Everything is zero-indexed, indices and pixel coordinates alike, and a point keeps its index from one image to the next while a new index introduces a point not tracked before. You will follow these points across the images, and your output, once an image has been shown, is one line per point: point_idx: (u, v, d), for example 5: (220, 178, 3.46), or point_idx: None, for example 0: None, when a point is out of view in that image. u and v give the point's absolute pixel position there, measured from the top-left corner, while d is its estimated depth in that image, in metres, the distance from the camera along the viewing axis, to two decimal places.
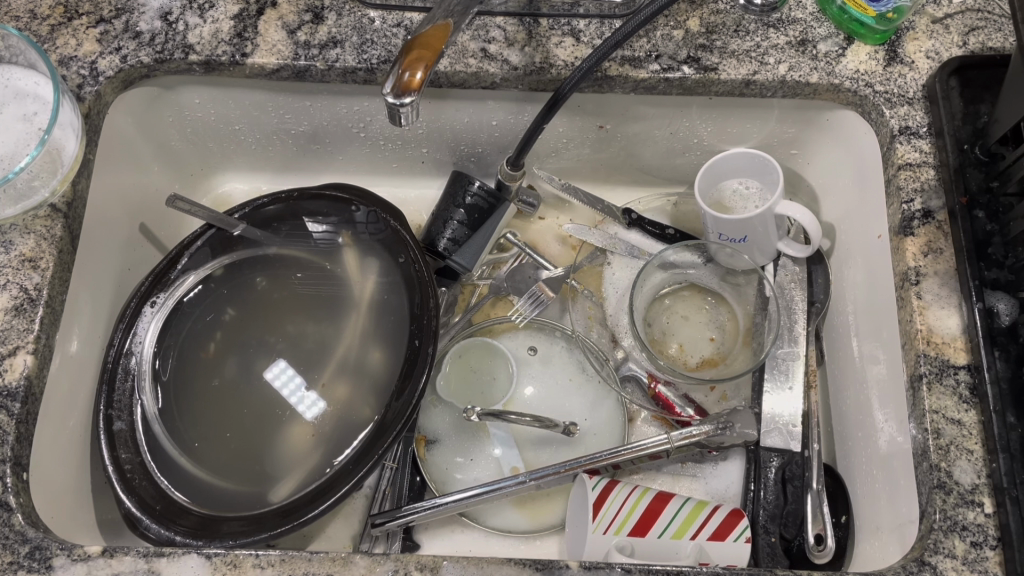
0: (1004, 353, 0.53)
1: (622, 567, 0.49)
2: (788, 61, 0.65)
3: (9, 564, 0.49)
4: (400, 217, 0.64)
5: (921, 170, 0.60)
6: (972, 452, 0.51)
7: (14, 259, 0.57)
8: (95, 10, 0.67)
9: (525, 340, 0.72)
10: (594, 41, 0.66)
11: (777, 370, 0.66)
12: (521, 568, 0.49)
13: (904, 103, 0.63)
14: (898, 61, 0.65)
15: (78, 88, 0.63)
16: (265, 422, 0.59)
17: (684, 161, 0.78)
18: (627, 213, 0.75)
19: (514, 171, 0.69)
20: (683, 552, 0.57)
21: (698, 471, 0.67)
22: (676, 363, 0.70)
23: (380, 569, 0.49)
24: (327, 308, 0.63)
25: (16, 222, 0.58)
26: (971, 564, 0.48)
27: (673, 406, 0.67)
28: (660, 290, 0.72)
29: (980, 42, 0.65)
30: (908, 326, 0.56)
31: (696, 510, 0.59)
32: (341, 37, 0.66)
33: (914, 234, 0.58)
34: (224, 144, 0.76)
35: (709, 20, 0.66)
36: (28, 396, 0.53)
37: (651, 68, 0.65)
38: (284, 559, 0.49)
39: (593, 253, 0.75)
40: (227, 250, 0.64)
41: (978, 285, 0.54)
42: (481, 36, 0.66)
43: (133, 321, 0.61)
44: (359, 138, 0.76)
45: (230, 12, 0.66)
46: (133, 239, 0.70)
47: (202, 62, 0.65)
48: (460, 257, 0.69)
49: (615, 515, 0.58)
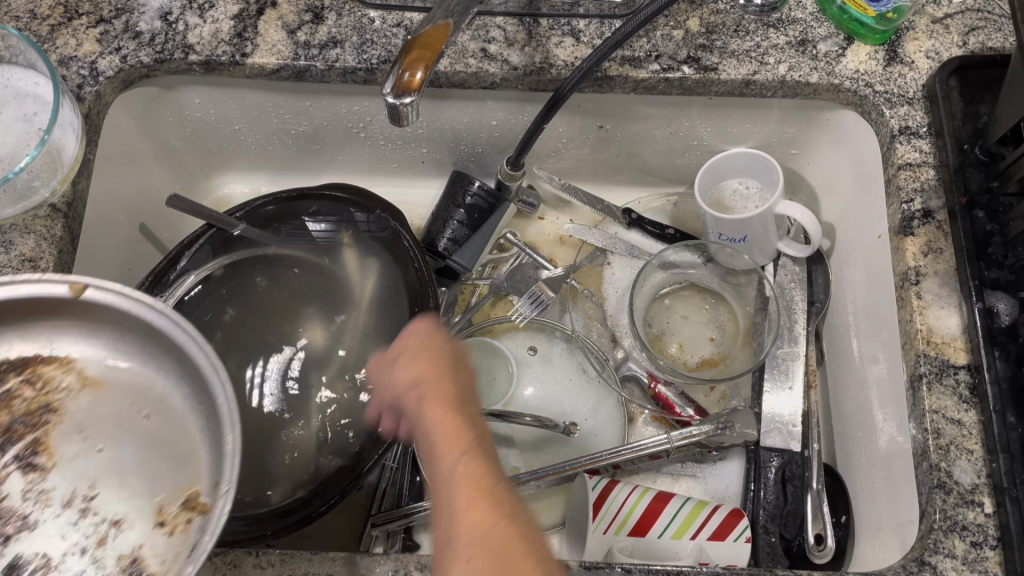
0: (1004, 354, 0.53)
1: (622, 567, 0.49)
2: (788, 61, 0.65)
3: None
4: (400, 217, 0.65)
5: (921, 170, 0.60)
6: (972, 452, 0.51)
7: (13, 259, 0.57)
8: (95, 10, 0.66)
9: (525, 340, 0.72)
10: (594, 41, 0.66)
11: (777, 370, 0.66)
12: None
13: (904, 103, 0.63)
14: (898, 61, 0.64)
15: (78, 88, 0.63)
16: (263, 423, 0.59)
17: (683, 161, 0.78)
18: (626, 213, 0.75)
19: (514, 171, 0.69)
20: (683, 552, 0.57)
21: (698, 471, 0.67)
22: (676, 363, 0.70)
23: (380, 569, 0.49)
24: (328, 308, 0.63)
25: (16, 222, 0.58)
26: (970, 564, 0.48)
27: (673, 406, 0.67)
28: (659, 290, 0.72)
29: (981, 41, 0.65)
30: (908, 326, 0.56)
31: (696, 509, 0.59)
32: (341, 37, 0.66)
33: (914, 234, 0.58)
34: (225, 145, 0.76)
35: (709, 20, 0.66)
36: None
37: (651, 68, 0.65)
38: (285, 559, 0.49)
39: (593, 253, 0.75)
40: (227, 250, 0.64)
41: (978, 285, 0.54)
42: (481, 36, 0.66)
43: None
44: (359, 138, 0.76)
45: (230, 11, 0.66)
46: (132, 238, 0.70)
47: (202, 62, 0.65)
48: (460, 257, 0.69)
49: (615, 515, 0.58)
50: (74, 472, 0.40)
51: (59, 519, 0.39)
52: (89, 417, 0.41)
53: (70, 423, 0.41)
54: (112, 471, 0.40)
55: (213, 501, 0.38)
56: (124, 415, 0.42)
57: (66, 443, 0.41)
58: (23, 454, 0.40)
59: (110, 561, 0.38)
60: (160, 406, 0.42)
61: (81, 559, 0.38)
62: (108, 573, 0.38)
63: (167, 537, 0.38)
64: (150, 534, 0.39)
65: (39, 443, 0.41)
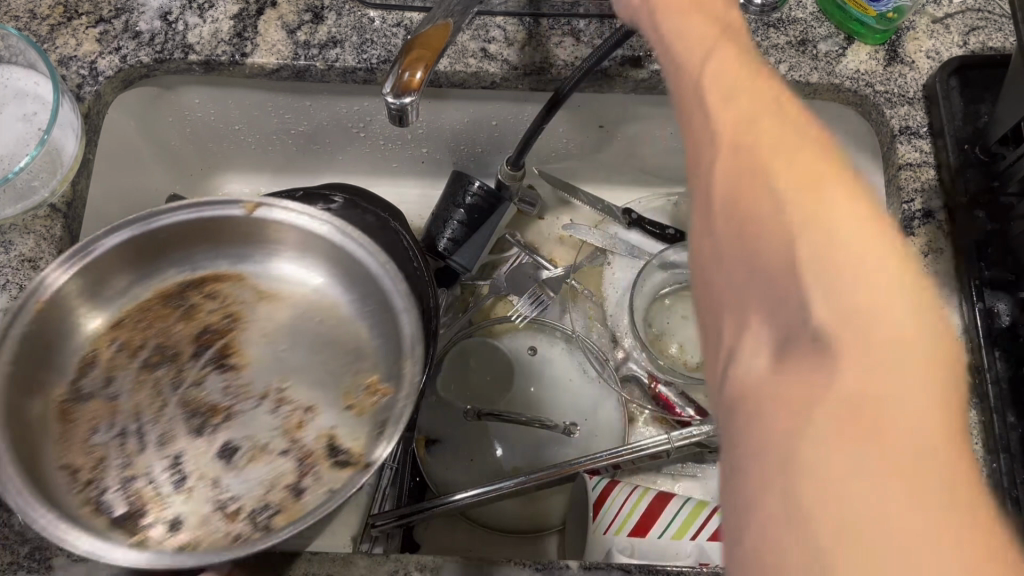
0: (1005, 353, 0.52)
1: (622, 567, 0.48)
2: (788, 61, 0.65)
3: (9, 565, 0.47)
4: (399, 216, 0.64)
5: (921, 170, 0.60)
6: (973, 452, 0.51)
7: (13, 260, 0.56)
8: (95, 10, 0.66)
9: (525, 340, 0.72)
10: (594, 41, 0.66)
11: None
12: (521, 568, 0.48)
13: (904, 103, 0.63)
14: (898, 61, 0.64)
15: (78, 87, 0.63)
16: None
17: (683, 161, 0.78)
18: (626, 213, 0.75)
19: (514, 172, 0.69)
20: (683, 552, 0.57)
21: (698, 471, 0.68)
22: (676, 363, 0.70)
23: (381, 569, 0.48)
24: None
25: (16, 223, 0.57)
26: None
27: (673, 406, 0.67)
28: (660, 290, 0.72)
29: (981, 42, 0.65)
30: None
31: (695, 512, 0.59)
32: (341, 36, 0.66)
33: (914, 234, 0.58)
34: (225, 144, 0.76)
35: None
36: None
37: (651, 68, 0.64)
38: (284, 559, 0.49)
39: (593, 253, 0.76)
40: None
41: (978, 285, 0.55)
42: (481, 36, 0.66)
43: None
44: (359, 137, 0.76)
45: (230, 11, 0.66)
46: None
47: (202, 62, 0.65)
48: (460, 257, 0.70)
49: (615, 515, 0.58)
50: (270, 367, 0.46)
51: (257, 408, 0.45)
52: (276, 322, 0.49)
53: (255, 329, 0.48)
54: (303, 368, 0.47)
55: (393, 387, 0.44)
56: (308, 323, 0.49)
57: (254, 346, 0.47)
58: (216, 357, 0.47)
59: (311, 441, 0.44)
60: (331, 310, 0.49)
61: (280, 441, 0.44)
62: (309, 450, 0.44)
63: (356, 417, 0.45)
64: (340, 416, 0.45)
65: (226, 348, 0.47)
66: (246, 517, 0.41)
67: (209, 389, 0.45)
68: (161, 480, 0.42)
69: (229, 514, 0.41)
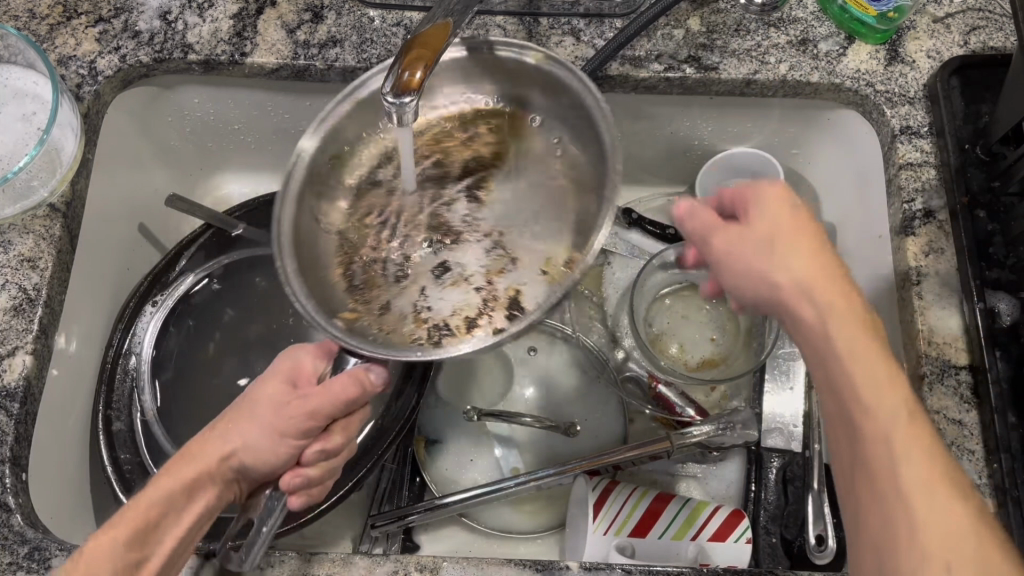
0: (1006, 354, 0.52)
1: (622, 568, 0.48)
2: (788, 61, 0.65)
3: (9, 564, 0.47)
4: None
5: (921, 170, 0.60)
6: (973, 453, 0.51)
7: (13, 259, 0.56)
8: (95, 10, 0.66)
9: (525, 340, 0.71)
10: (594, 40, 0.65)
11: (777, 371, 0.68)
12: (521, 569, 0.49)
13: (904, 103, 0.63)
14: (898, 61, 0.64)
15: (78, 87, 0.63)
16: None
17: (683, 161, 0.78)
18: (627, 213, 0.75)
19: None
20: (682, 552, 0.57)
21: (698, 471, 0.67)
22: (676, 363, 0.69)
23: (380, 569, 0.48)
24: None
25: (15, 221, 0.57)
26: None
27: (673, 406, 0.66)
28: (659, 290, 0.72)
29: (981, 41, 0.64)
30: (909, 327, 0.56)
31: (696, 510, 0.59)
32: (340, 36, 0.65)
33: (914, 234, 0.58)
34: (225, 144, 0.76)
35: (709, 20, 0.66)
36: (27, 396, 0.53)
37: (652, 68, 0.64)
38: (284, 560, 0.49)
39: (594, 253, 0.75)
40: (227, 249, 0.68)
41: (979, 285, 0.54)
42: (480, 36, 0.66)
43: (133, 321, 0.64)
44: None
45: (229, 11, 0.66)
46: (133, 239, 0.70)
47: (201, 62, 0.65)
48: None
49: (615, 517, 0.58)
50: (502, 213, 0.54)
51: (478, 244, 0.54)
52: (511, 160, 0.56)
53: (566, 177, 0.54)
54: (526, 218, 0.54)
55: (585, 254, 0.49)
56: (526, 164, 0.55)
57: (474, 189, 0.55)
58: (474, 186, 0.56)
59: (500, 288, 0.51)
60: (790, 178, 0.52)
61: (479, 278, 0.52)
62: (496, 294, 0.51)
63: (547, 283, 0.50)
64: (534, 277, 0.51)
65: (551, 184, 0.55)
66: (431, 325, 0.50)
67: (451, 220, 0.55)
68: (388, 271, 0.53)
69: (420, 319, 0.50)
